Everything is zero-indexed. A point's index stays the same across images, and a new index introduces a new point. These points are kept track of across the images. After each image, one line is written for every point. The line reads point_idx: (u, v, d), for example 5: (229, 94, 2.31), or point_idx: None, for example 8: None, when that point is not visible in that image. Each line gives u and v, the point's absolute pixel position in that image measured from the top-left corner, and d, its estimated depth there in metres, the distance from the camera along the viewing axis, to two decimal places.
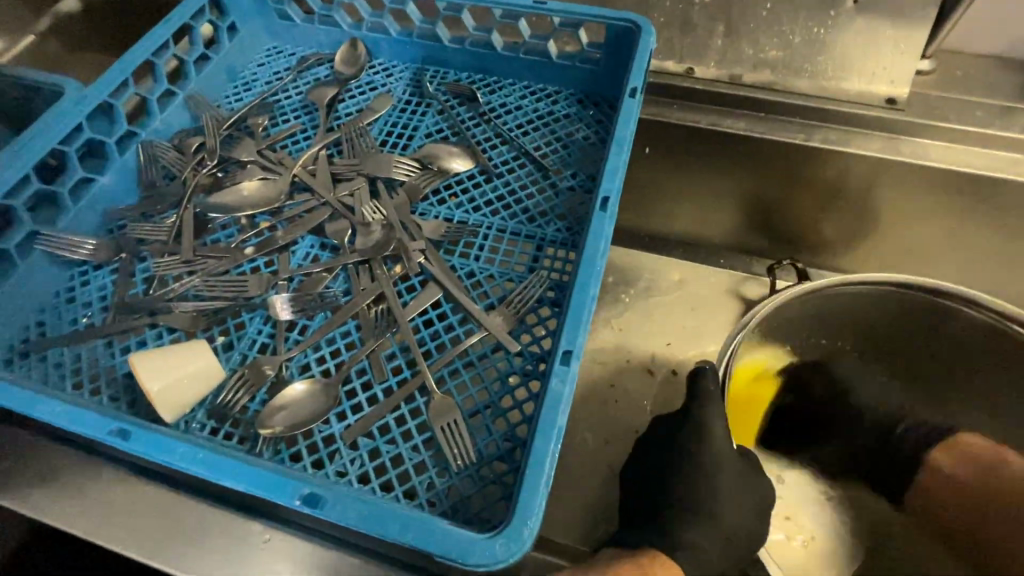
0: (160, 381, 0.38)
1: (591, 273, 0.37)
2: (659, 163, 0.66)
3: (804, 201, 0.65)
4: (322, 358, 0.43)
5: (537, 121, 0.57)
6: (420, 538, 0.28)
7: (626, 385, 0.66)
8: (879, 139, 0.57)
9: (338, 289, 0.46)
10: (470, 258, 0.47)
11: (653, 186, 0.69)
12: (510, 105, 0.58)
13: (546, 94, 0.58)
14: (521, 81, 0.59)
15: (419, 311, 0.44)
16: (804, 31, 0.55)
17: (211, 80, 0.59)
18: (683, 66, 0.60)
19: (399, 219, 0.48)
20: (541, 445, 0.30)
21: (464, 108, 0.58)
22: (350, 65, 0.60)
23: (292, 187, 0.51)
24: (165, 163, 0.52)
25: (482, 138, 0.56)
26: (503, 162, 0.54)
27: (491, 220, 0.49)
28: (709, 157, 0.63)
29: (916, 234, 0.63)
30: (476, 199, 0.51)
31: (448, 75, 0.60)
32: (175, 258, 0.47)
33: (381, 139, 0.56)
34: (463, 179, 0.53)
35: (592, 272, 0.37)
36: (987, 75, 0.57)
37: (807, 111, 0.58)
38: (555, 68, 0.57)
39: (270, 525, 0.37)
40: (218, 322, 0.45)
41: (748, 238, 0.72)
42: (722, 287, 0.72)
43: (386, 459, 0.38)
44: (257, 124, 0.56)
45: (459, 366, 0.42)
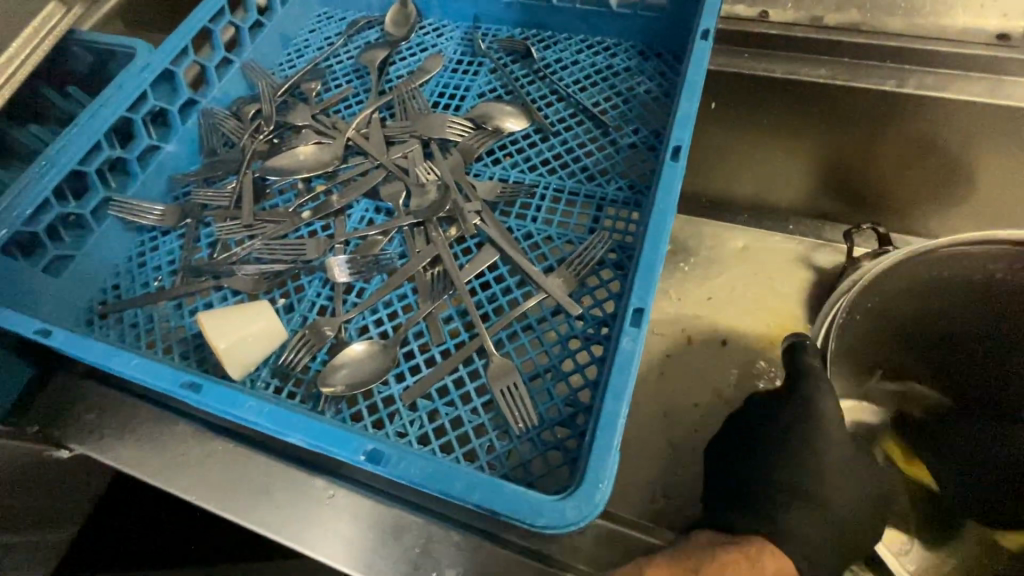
0: (226, 340, 0.39)
1: (661, 228, 0.35)
2: (724, 120, 0.61)
3: (890, 157, 0.59)
4: (379, 320, 0.43)
5: (595, 76, 0.53)
6: (486, 497, 0.27)
7: (686, 357, 0.63)
8: (985, 82, 0.50)
9: (395, 252, 0.45)
10: (527, 219, 0.46)
11: (718, 145, 0.64)
12: (565, 61, 0.55)
13: (604, 48, 0.55)
14: (577, 34, 0.56)
15: (475, 274, 0.43)
16: None
17: (265, 47, 0.59)
18: (757, 9, 0.55)
19: (453, 180, 0.47)
20: (611, 407, 0.28)
21: (518, 65, 0.56)
22: (401, 26, 0.59)
23: (346, 151, 0.51)
24: (224, 130, 0.53)
25: (537, 96, 0.53)
26: (559, 119, 0.51)
27: (548, 180, 0.47)
28: (782, 110, 0.57)
29: (1023, 190, 0.56)
30: (532, 159, 0.49)
31: (500, 32, 0.58)
32: (237, 222, 0.48)
33: (433, 101, 0.54)
34: (518, 139, 0.51)
35: (662, 227, 0.35)
36: None
37: (902, 52, 0.51)
38: (614, 18, 0.54)
39: (333, 482, 0.37)
40: (279, 284, 0.45)
41: (822, 200, 0.66)
42: (791, 254, 0.67)
43: (446, 421, 0.38)
44: (311, 89, 0.55)
45: (518, 329, 0.41)
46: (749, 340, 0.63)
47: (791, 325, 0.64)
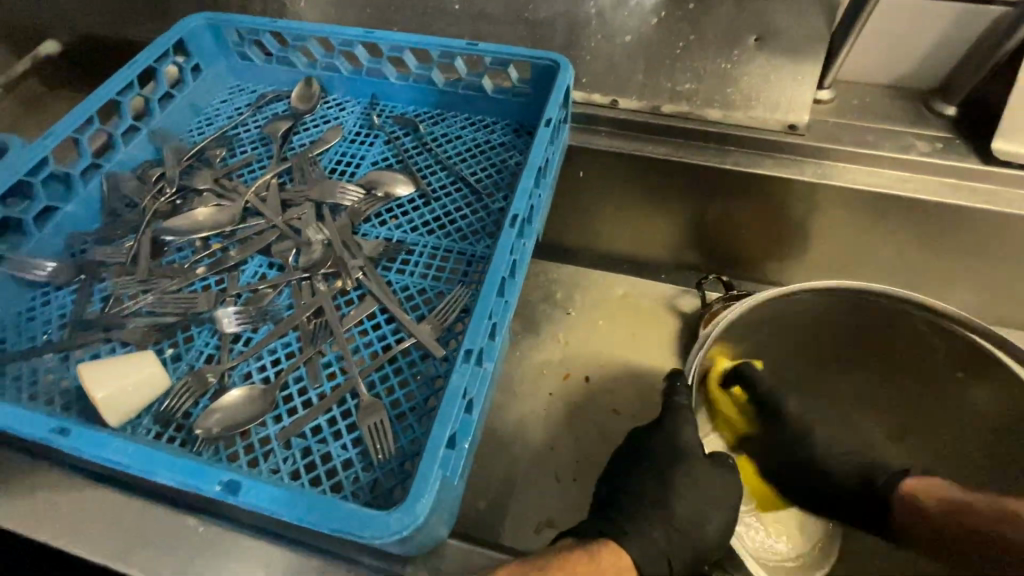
0: (106, 389, 0.41)
1: (496, 281, 0.42)
2: (594, 186, 0.71)
3: (729, 218, 0.70)
4: (263, 366, 0.47)
5: (475, 149, 0.62)
6: (325, 516, 0.32)
7: (570, 395, 0.70)
8: (784, 161, 0.63)
9: (283, 304, 0.50)
10: (406, 273, 0.52)
11: (593, 206, 0.74)
12: (451, 135, 0.63)
13: (483, 125, 0.64)
14: (461, 113, 0.65)
15: (356, 322, 0.48)
16: (712, 66, 0.62)
17: (176, 116, 0.64)
18: (609, 97, 0.66)
19: (341, 241, 0.53)
20: (438, 432, 0.34)
21: (409, 138, 0.63)
22: (305, 100, 0.66)
23: (244, 212, 0.56)
24: (127, 192, 0.56)
25: (424, 166, 0.61)
26: (441, 186, 0.59)
27: (426, 239, 0.54)
28: (638, 178, 0.68)
29: (832, 246, 0.68)
30: (414, 220, 0.56)
31: (396, 109, 0.66)
32: (132, 278, 0.51)
33: (330, 168, 0.61)
34: (403, 203, 0.57)
35: (496, 280, 0.42)
36: (879, 102, 0.64)
37: (721, 135, 0.64)
38: (490, 101, 0.63)
39: (205, 520, 0.40)
40: (169, 335, 0.48)
41: (684, 253, 0.77)
42: (661, 300, 0.77)
43: (316, 457, 0.41)
44: (215, 155, 0.60)
45: (389, 371, 0.46)
46: (625, 378, 0.71)
47: (660, 363, 0.72)
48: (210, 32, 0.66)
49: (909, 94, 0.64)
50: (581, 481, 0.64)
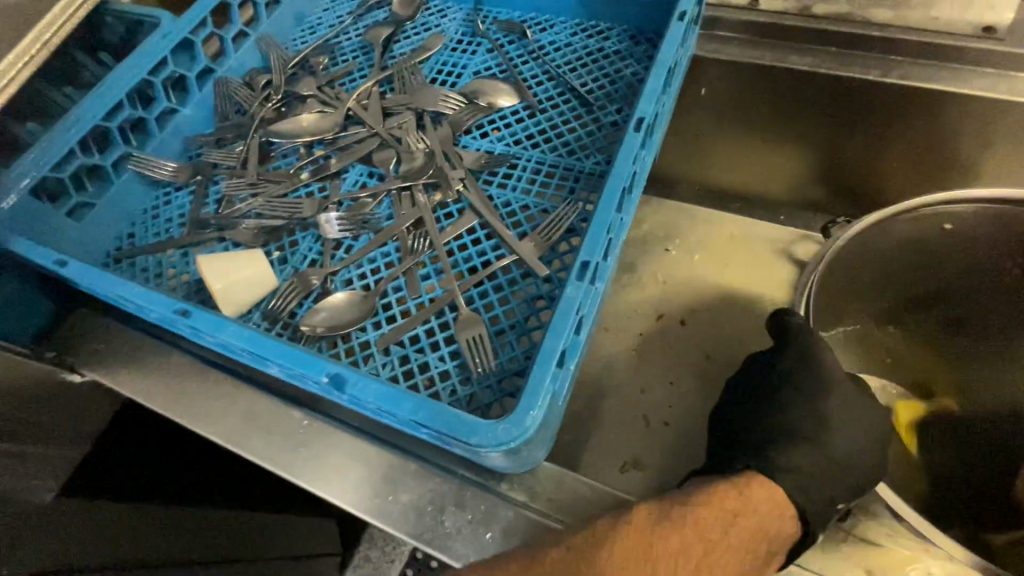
0: (221, 281, 0.43)
1: (615, 191, 0.37)
2: (715, 106, 0.63)
3: (878, 149, 0.59)
4: (364, 274, 0.46)
5: (587, 58, 0.56)
6: (430, 418, 0.30)
7: (665, 338, 0.65)
8: (969, 73, 0.51)
9: (382, 214, 0.49)
10: (508, 188, 0.48)
11: (710, 131, 0.66)
12: (559, 43, 0.57)
13: (597, 31, 0.57)
14: (572, 18, 0.58)
15: (455, 235, 0.46)
16: None
17: (281, 23, 0.63)
18: None
19: (442, 152, 0.50)
20: (549, 346, 0.32)
21: (514, 46, 0.58)
22: (407, 5, 0.62)
23: (346, 120, 0.54)
24: (237, 98, 0.57)
25: (529, 75, 0.56)
26: (547, 97, 0.54)
27: (531, 152, 0.50)
28: (772, 96, 0.59)
29: (1012, 187, 0.56)
30: (517, 133, 0.52)
31: (501, 15, 0.61)
32: (242, 180, 0.52)
33: (431, 78, 0.57)
34: (507, 115, 0.53)
35: (616, 190, 0.37)
36: None
37: (888, 41, 0.53)
38: (607, 3, 0.56)
39: (309, 414, 0.41)
40: (276, 238, 0.49)
41: (811, 191, 0.67)
42: (777, 243, 0.68)
43: (414, 365, 0.41)
44: (318, 63, 0.59)
45: (488, 287, 0.43)
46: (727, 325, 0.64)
47: (772, 312, 0.65)
48: None
49: None
50: (674, 427, 0.60)
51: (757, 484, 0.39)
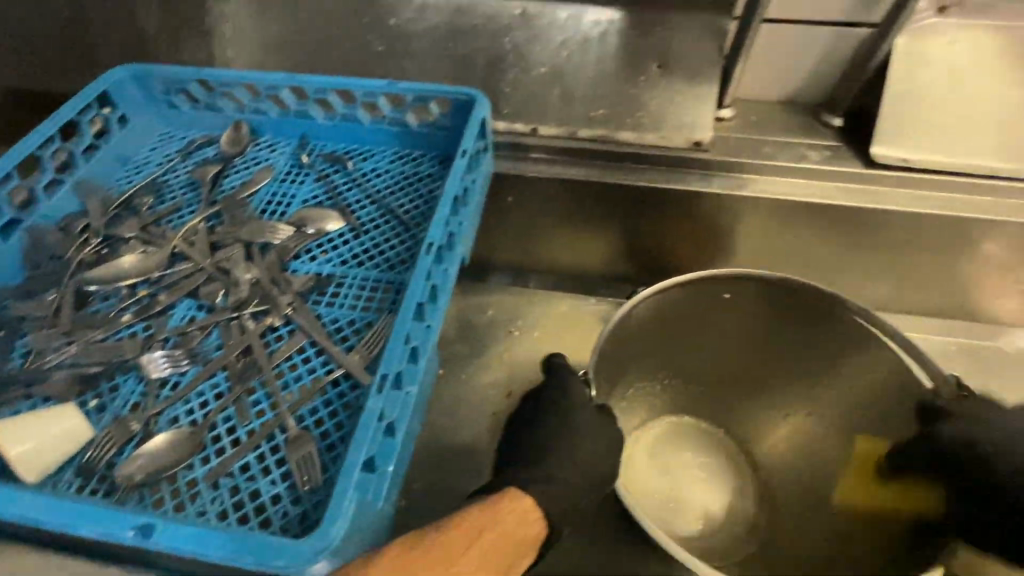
0: (21, 445, 0.41)
1: (411, 306, 0.43)
2: (523, 208, 0.74)
3: (652, 231, 0.74)
4: (192, 409, 0.47)
5: (405, 182, 0.64)
6: (239, 549, 0.32)
7: (515, 412, 0.71)
8: (692, 175, 0.68)
9: (211, 345, 0.50)
10: (336, 306, 0.53)
11: (525, 228, 0.77)
12: (380, 170, 0.66)
13: (412, 158, 0.66)
14: (390, 148, 0.67)
15: (285, 357, 0.49)
16: (619, 94, 0.67)
17: (103, 167, 0.64)
18: (530, 125, 0.68)
19: (269, 279, 0.54)
20: (353, 457, 0.35)
21: (339, 175, 0.65)
22: (235, 143, 0.67)
23: (171, 257, 0.56)
24: (50, 245, 0.56)
25: (354, 200, 0.63)
26: (371, 219, 0.61)
27: (356, 271, 0.55)
28: (563, 199, 0.72)
29: (749, 250, 0.73)
30: (344, 254, 0.57)
31: (326, 147, 0.68)
32: (54, 331, 0.50)
33: (261, 208, 0.62)
34: (334, 237, 0.59)
35: (412, 305, 0.43)
36: (776, 116, 0.69)
37: (635, 155, 0.68)
38: (416, 135, 0.66)
39: (130, 569, 0.40)
40: (95, 385, 0.48)
41: (616, 266, 0.80)
42: (599, 313, 0.80)
43: (244, 495, 0.42)
44: (143, 203, 0.61)
45: (319, 403, 0.46)
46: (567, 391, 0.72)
47: None
48: (135, 84, 0.67)
49: (804, 106, 0.69)
50: None
51: (505, 503, 0.44)
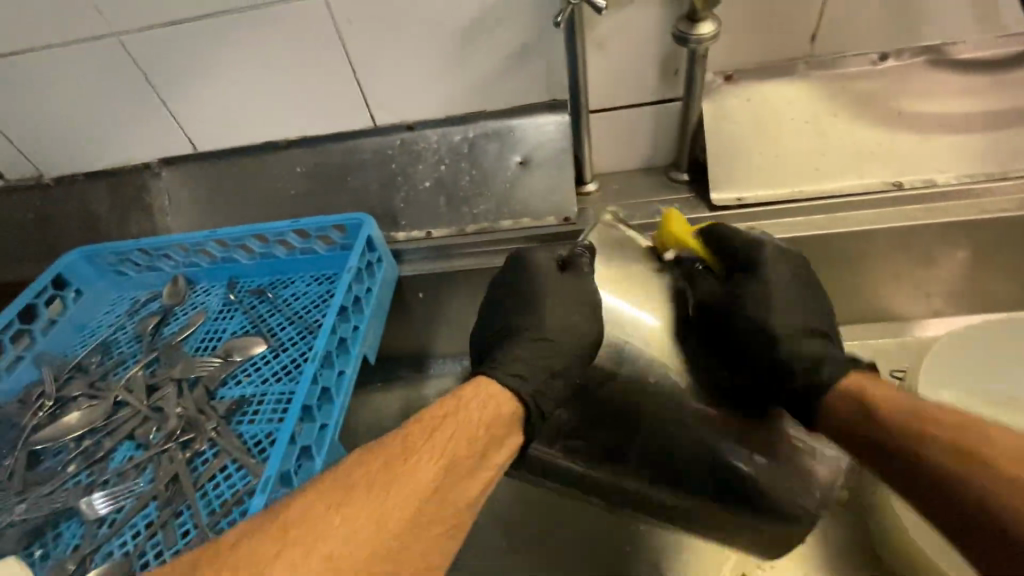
0: None
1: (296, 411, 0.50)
2: (437, 301, 0.83)
3: None
4: (125, 541, 0.52)
5: (319, 299, 0.72)
6: None
7: None
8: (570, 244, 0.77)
9: (144, 479, 0.56)
10: (256, 422, 0.59)
11: (446, 317, 0.85)
12: (298, 293, 0.74)
13: (326, 277, 0.75)
14: (307, 272, 0.76)
15: (208, 478, 0.54)
16: (493, 191, 0.78)
17: (60, 337, 0.74)
18: (424, 230, 0.80)
19: (196, 410, 0.61)
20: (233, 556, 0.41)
21: (263, 304, 0.74)
22: (174, 294, 0.77)
23: (113, 406, 0.64)
24: (8, 416, 0.64)
25: (276, 324, 0.71)
26: (289, 338, 0.68)
27: (273, 387, 0.62)
28: (468, 286, 0.80)
29: None
30: (264, 373, 0.64)
31: (253, 282, 0.78)
32: (7, 492, 0.57)
33: (194, 348, 0.70)
34: (258, 360, 0.66)
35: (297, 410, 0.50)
36: (633, 183, 0.80)
37: (516, 237, 0.77)
38: (326, 258, 0.75)
39: None
40: (41, 535, 0.54)
41: None
42: None
43: None
44: (91, 362, 0.70)
45: (236, 515, 0.51)
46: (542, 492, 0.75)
47: None
48: (86, 262, 0.78)
49: (657, 170, 0.81)
50: None
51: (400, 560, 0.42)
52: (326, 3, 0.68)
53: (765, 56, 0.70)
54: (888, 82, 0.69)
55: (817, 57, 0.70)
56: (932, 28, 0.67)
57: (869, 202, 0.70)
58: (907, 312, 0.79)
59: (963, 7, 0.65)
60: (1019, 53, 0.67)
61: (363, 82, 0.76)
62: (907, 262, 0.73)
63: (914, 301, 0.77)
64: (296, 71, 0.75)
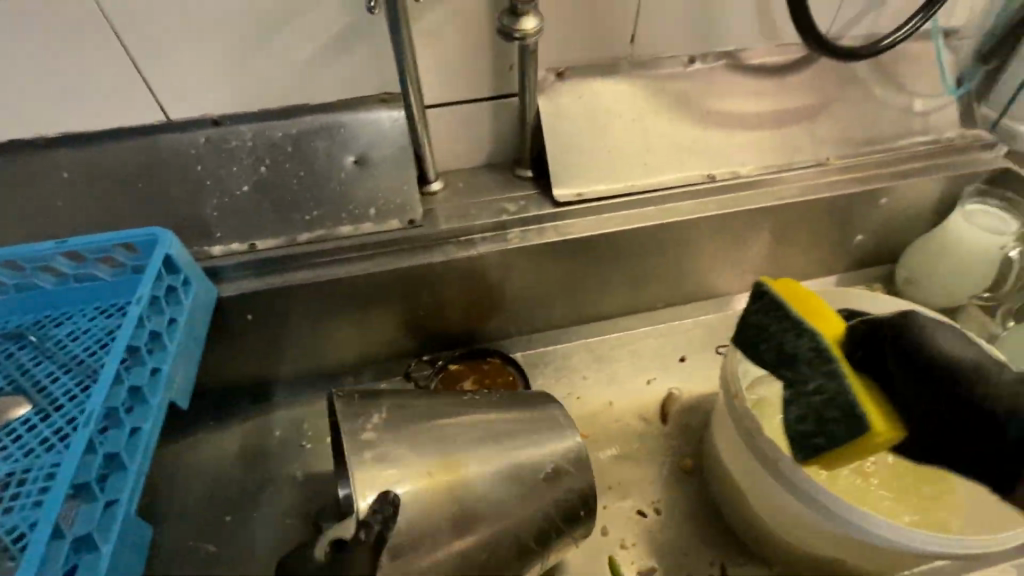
0: None
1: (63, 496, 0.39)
2: (272, 324, 0.72)
3: (409, 310, 0.77)
4: None
5: (106, 338, 0.58)
6: None
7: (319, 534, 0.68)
8: (418, 249, 0.72)
9: None
10: (13, 510, 0.45)
11: (286, 340, 0.75)
12: (77, 331, 0.59)
13: (117, 308, 0.61)
14: (90, 304, 0.61)
15: None
16: (327, 195, 0.70)
17: None
18: (248, 242, 0.69)
19: None
20: None
21: (26, 351, 0.58)
22: None
23: None
24: None
25: (46, 375, 0.55)
26: (64, 392, 0.53)
27: (41, 459, 0.48)
28: (307, 303, 0.71)
29: (501, 300, 0.79)
30: (29, 443, 0.50)
31: (9, 323, 0.60)
32: None
33: None
34: (20, 425, 0.51)
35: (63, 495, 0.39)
36: (479, 181, 0.78)
37: (360, 244, 0.71)
38: (113, 285, 0.61)
39: None
40: None
41: (397, 347, 0.81)
42: None
43: None
44: None
45: None
46: None
47: None
48: None
49: (502, 166, 0.79)
50: None
51: None
52: None
53: (593, 55, 0.72)
54: (697, 83, 0.76)
55: (637, 57, 0.73)
56: (730, 35, 0.74)
57: (690, 193, 0.77)
58: (728, 288, 0.88)
59: (750, 18, 0.73)
60: (792, 61, 0.78)
61: (144, 64, 0.61)
62: (723, 246, 0.81)
63: (732, 278, 0.87)
64: (42, 49, 0.58)
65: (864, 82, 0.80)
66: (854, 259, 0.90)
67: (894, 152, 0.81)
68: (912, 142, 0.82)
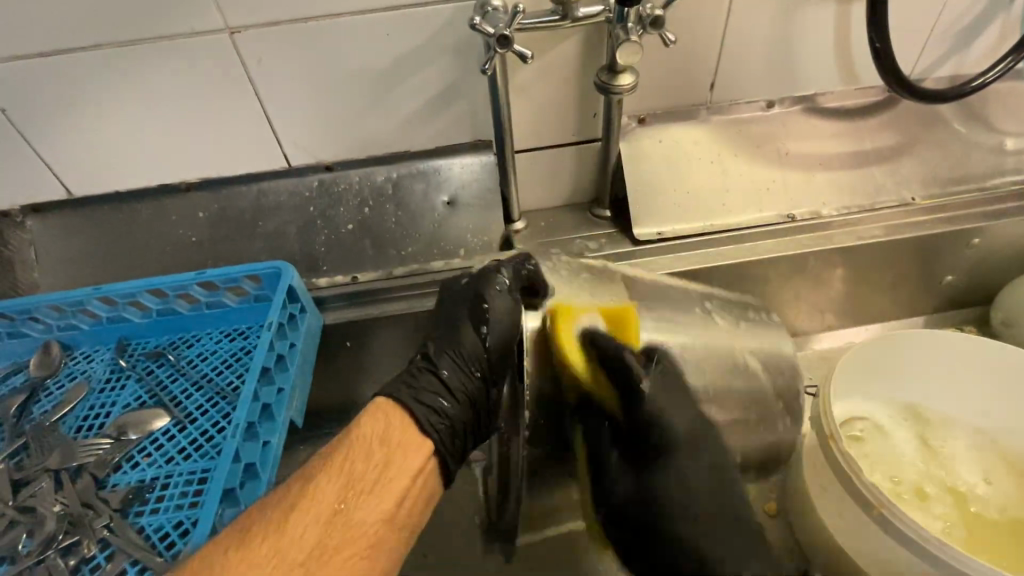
0: None
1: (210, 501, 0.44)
2: (365, 350, 0.78)
3: None
4: None
5: (231, 359, 0.64)
6: None
7: None
8: None
9: None
10: (160, 511, 0.52)
11: (375, 366, 0.80)
12: (205, 352, 0.66)
13: (239, 333, 0.68)
14: (216, 327, 0.68)
15: None
16: (421, 232, 0.76)
17: None
18: (349, 274, 0.75)
19: (82, 504, 0.52)
20: None
21: (162, 368, 0.65)
22: (44, 367, 0.65)
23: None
24: None
25: (179, 391, 0.62)
26: (196, 407, 0.60)
27: (181, 466, 0.55)
28: (398, 332, 0.76)
29: None
30: (168, 451, 0.56)
31: (149, 342, 0.68)
32: None
33: (74, 429, 0.60)
34: (158, 436, 0.58)
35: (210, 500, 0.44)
36: (558, 221, 0.82)
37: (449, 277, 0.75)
38: (237, 312, 0.68)
39: None
40: None
41: None
42: None
43: None
44: None
45: None
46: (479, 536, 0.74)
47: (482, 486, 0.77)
48: None
49: (579, 206, 0.84)
50: None
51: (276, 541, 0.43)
52: (232, 38, 0.62)
53: (673, 103, 0.76)
54: (774, 127, 0.78)
55: (716, 103, 0.77)
56: (808, 82, 0.76)
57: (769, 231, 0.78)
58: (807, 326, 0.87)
59: (829, 64, 0.75)
60: (872, 102, 0.79)
61: (276, 123, 0.70)
62: (802, 286, 0.81)
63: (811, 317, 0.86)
64: (196, 111, 0.67)
65: (948, 122, 0.80)
66: (942, 300, 0.86)
67: (987, 193, 0.79)
68: (1005, 182, 0.80)
